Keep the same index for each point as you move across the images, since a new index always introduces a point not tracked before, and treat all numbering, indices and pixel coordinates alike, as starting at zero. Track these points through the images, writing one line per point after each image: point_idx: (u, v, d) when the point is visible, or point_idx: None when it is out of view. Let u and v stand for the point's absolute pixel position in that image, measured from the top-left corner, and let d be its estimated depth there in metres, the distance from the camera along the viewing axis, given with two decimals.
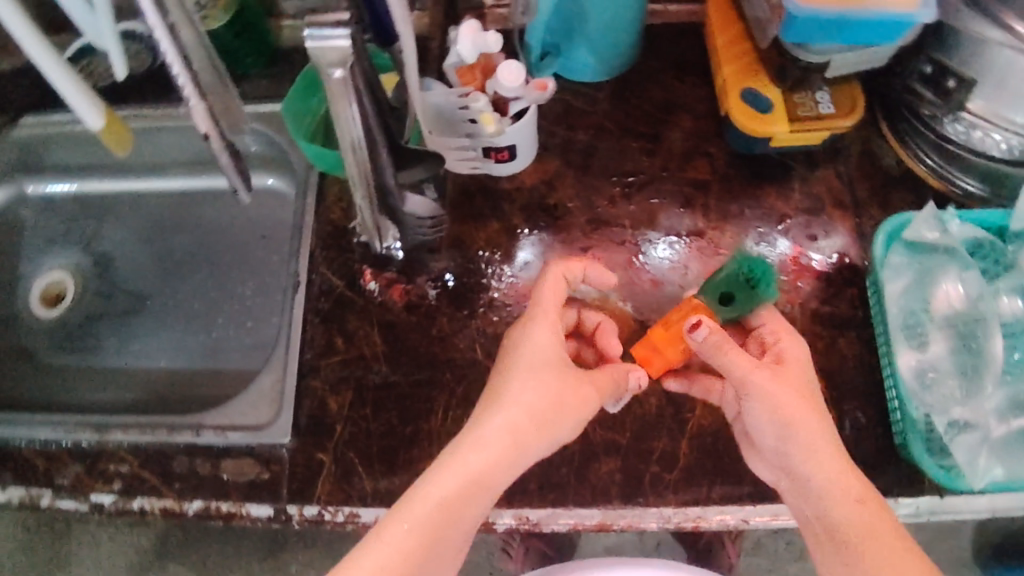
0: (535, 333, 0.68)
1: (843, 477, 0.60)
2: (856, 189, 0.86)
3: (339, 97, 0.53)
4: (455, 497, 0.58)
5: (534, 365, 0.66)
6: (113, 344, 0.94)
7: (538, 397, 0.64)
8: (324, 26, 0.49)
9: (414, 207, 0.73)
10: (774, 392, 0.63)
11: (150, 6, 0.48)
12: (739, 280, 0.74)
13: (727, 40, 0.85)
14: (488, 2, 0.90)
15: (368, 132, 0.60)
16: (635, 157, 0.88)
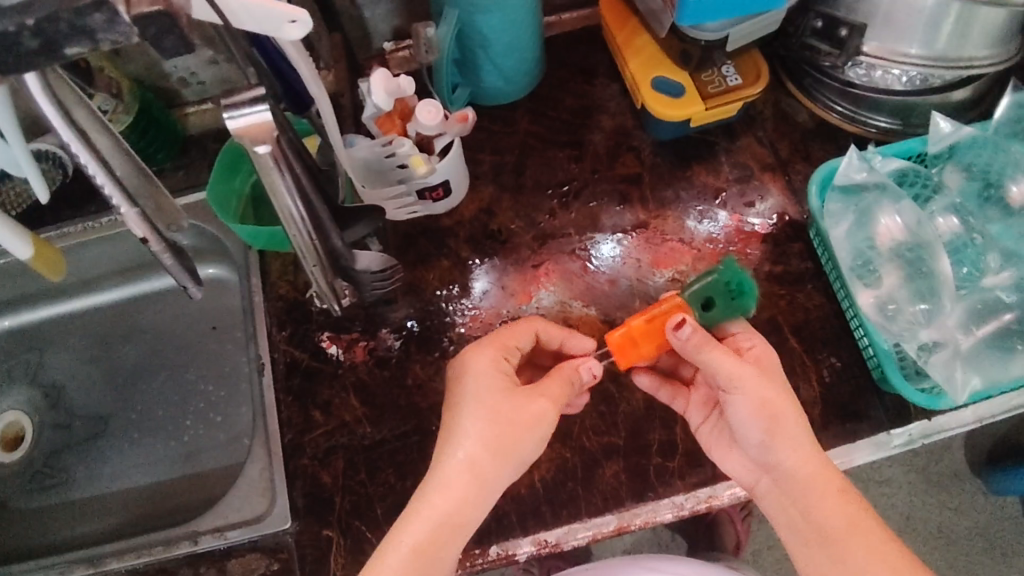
0: (479, 358, 0.65)
1: (823, 469, 0.63)
2: (778, 149, 0.89)
3: (271, 174, 0.51)
4: (423, 548, 0.57)
5: (480, 395, 0.63)
6: (85, 473, 0.90)
7: (488, 422, 0.61)
8: (242, 104, 0.47)
9: (366, 263, 0.71)
10: (742, 374, 0.64)
11: (63, 122, 0.46)
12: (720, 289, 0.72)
13: (627, 35, 0.86)
14: (386, 47, 0.90)
15: (309, 207, 0.58)
16: (565, 166, 0.89)
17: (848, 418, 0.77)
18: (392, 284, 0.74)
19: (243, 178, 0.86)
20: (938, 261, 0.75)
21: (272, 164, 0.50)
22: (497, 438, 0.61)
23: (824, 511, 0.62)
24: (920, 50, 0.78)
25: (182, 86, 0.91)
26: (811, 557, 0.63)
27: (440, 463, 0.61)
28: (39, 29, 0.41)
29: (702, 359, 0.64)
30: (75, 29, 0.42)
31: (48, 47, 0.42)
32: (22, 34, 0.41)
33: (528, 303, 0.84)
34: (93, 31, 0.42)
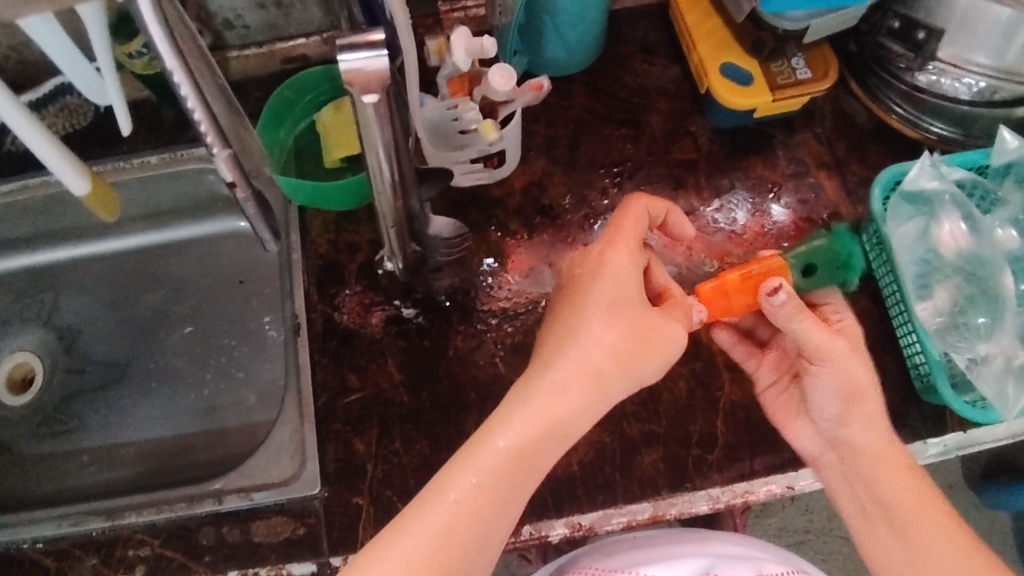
0: (614, 261, 0.62)
1: (894, 445, 0.64)
2: (835, 148, 0.88)
3: (371, 125, 0.49)
4: (528, 451, 0.57)
5: (611, 302, 0.60)
6: (98, 422, 0.87)
7: (620, 333, 0.60)
8: (360, 47, 0.44)
9: (438, 228, 0.78)
10: (847, 365, 0.63)
11: (171, 51, 0.48)
12: (829, 257, 0.83)
13: (697, 18, 0.84)
14: (444, 7, 0.87)
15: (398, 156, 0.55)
16: (619, 146, 0.87)
17: (891, 423, 0.77)
18: (456, 252, 0.81)
19: (287, 129, 0.83)
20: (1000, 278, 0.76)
21: (375, 114, 0.48)
22: (616, 348, 0.59)
23: (891, 487, 0.63)
24: (988, 61, 0.77)
25: (229, 27, 0.87)
26: (871, 532, 0.65)
27: (544, 363, 0.59)
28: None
29: (791, 329, 0.62)
30: None
31: None
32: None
33: None
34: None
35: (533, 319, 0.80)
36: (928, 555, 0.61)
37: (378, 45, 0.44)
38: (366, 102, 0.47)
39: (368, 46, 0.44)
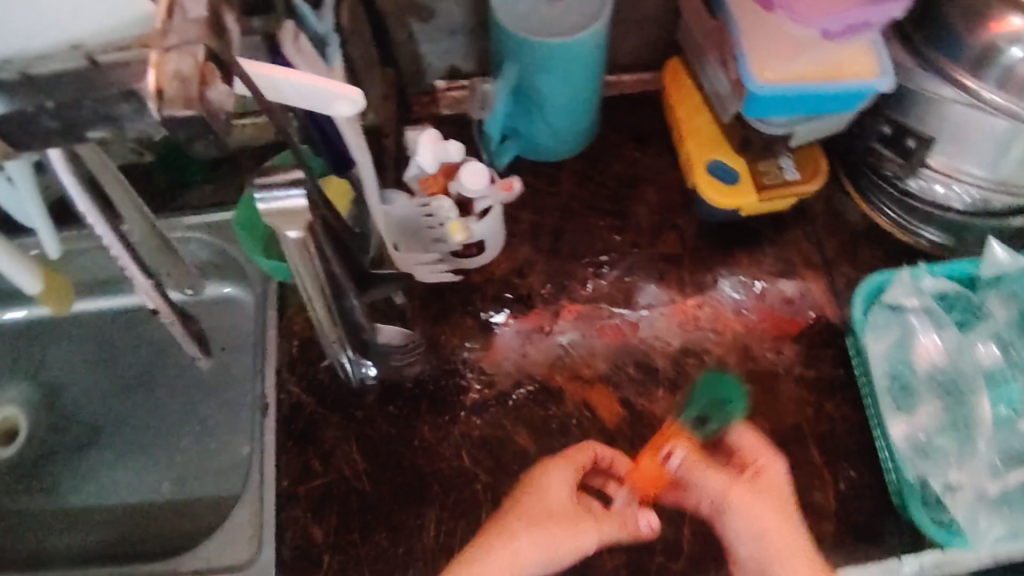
0: (556, 478, 0.68)
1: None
2: (825, 248, 0.86)
3: (294, 255, 0.56)
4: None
5: (538, 516, 0.65)
6: (72, 483, 0.85)
7: (544, 537, 0.64)
8: (274, 185, 0.51)
9: (387, 336, 0.79)
10: (756, 511, 0.66)
11: (79, 192, 0.57)
12: (711, 404, 0.75)
13: (686, 110, 0.83)
14: (440, 86, 0.87)
15: (327, 261, 0.60)
16: (604, 236, 0.86)
17: (866, 540, 0.74)
18: (415, 355, 0.81)
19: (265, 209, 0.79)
20: (977, 399, 0.73)
21: (296, 245, 0.54)
22: (546, 549, 0.64)
23: None
24: (983, 171, 0.76)
25: None
26: None
27: (472, 554, 0.64)
28: (63, 111, 0.42)
29: (700, 484, 0.69)
30: None
31: (69, 127, 0.43)
32: (42, 114, 0.42)
33: (548, 372, 0.81)
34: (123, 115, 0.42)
35: (502, 414, 0.80)
36: None
37: (294, 184, 0.51)
38: (289, 237, 0.53)
39: (282, 184, 0.51)
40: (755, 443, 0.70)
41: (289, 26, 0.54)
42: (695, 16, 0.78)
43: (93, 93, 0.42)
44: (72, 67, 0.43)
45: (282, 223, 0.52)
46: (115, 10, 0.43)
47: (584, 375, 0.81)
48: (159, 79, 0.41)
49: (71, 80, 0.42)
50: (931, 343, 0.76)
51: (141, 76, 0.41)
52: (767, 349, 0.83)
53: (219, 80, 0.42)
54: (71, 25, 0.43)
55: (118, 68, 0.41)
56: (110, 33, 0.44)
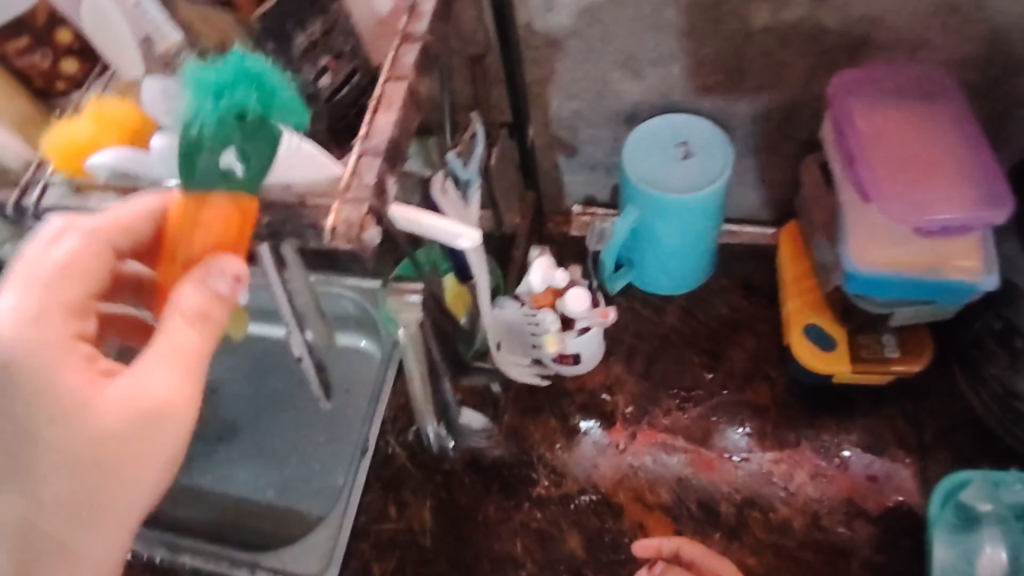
0: None
1: None
2: (922, 431, 0.86)
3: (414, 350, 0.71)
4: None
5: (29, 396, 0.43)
6: (204, 466, 1.02)
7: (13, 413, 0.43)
8: (400, 289, 0.66)
9: (468, 420, 0.89)
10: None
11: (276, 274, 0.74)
12: None
13: (797, 273, 0.88)
14: (576, 209, 1.04)
15: (429, 356, 0.73)
16: (696, 372, 0.93)
17: None
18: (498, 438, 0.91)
19: None
20: None
21: (418, 343, 0.70)
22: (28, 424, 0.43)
23: None
24: None
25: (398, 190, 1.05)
26: None
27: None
28: (271, 225, 0.55)
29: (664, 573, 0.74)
30: (291, 228, 0.55)
31: (274, 233, 0.56)
32: (259, 224, 0.55)
33: (614, 480, 0.89)
34: (307, 237, 0.55)
35: (563, 513, 0.87)
36: None
37: (412, 289, 0.66)
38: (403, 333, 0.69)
39: (405, 289, 0.66)
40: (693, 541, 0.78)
41: (440, 177, 0.69)
42: (812, 184, 0.84)
43: (293, 220, 0.55)
44: (280, 198, 0.55)
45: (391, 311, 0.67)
46: (320, 168, 0.54)
47: (646, 497, 0.87)
48: (335, 220, 0.53)
49: (279, 209, 0.55)
50: (996, 556, 0.73)
51: (324, 214, 0.54)
52: (837, 522, 0.83)
53: (374, 222, 0.54)
54: (288, 173, 0.54)
55: (311, 207, 0.54)
56: (313, 182, 0.55)
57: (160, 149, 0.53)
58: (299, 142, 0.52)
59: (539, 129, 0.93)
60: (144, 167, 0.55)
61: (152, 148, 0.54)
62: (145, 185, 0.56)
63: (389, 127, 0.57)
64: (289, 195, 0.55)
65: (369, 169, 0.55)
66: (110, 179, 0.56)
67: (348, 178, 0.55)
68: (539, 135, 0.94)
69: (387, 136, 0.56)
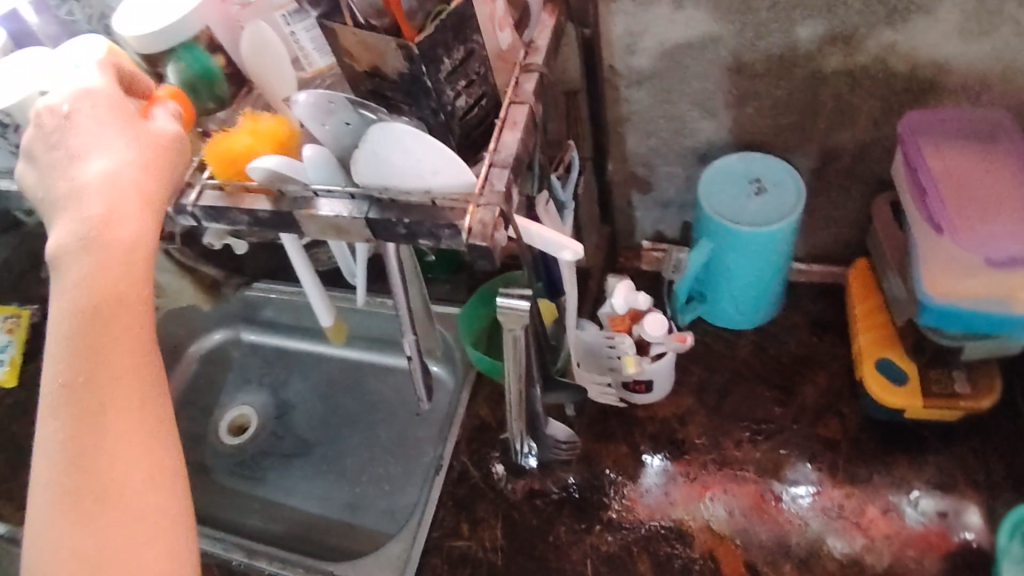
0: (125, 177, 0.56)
1: None
2: (994, 471, 0.87)
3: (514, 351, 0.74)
4: (97, 297, 0.52)
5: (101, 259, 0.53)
6: (277, 480, 1.07)
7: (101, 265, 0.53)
8: (510, 296, 0.70)
9: (554, 431, 0.91)
10: None
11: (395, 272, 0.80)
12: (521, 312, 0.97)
13: (866, 310, 0.92)
14: (647, 245, 1.09)
15: (528, 356, 0.77)
16: (767, 406, 0.96)
17: None
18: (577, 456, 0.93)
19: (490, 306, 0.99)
20: None
21: (519, 344, 0.73)
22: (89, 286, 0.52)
23: None
24: None
25: None
26: None
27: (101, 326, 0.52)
28: (411, 224, 0.59)
29: None
30: (429, 230, 0.59)
31: (410, 235, 0.60)
32: (398, 224, 0.59)
33: (684, 507, 0.90)
34: (441, 237, 0.58)
35: (633, 537, 0.89)
36: None
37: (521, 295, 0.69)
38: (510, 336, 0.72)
39: (515, 297, 0.70)
40: None
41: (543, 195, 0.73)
42: (883, 223, 0.89)
43: (430, 220, 0.58)
44: (421, 202, 0.59)
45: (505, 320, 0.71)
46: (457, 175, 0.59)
47: (716, 526, 0.89)
48: (471, 221, 0.58)
49: (420, 211, 0.59)
50: None
51: (460, 216, 0.58)
52: (910, 557, 0.83)
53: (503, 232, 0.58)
54: (430, 178, 0.59)
55: (445, 209, 0.59)
56: (449, 188, 0.59)
57: (313, 158, 0.60)
58: (441, 148, 0.58)
59: (617, 165, 0.99)
60: (299, 173, 0.62)
61: (306, 158, 0.60)
62: (297, 190, 0.62)
63: (514, 144, 0.63)
64: (429, 199, 0.59)
65: (499, 179, 0.60)
66: (264, 181, 0.62)
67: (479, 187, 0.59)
68: (616, 172, 1.00)
69: (516, 150, 0.63)
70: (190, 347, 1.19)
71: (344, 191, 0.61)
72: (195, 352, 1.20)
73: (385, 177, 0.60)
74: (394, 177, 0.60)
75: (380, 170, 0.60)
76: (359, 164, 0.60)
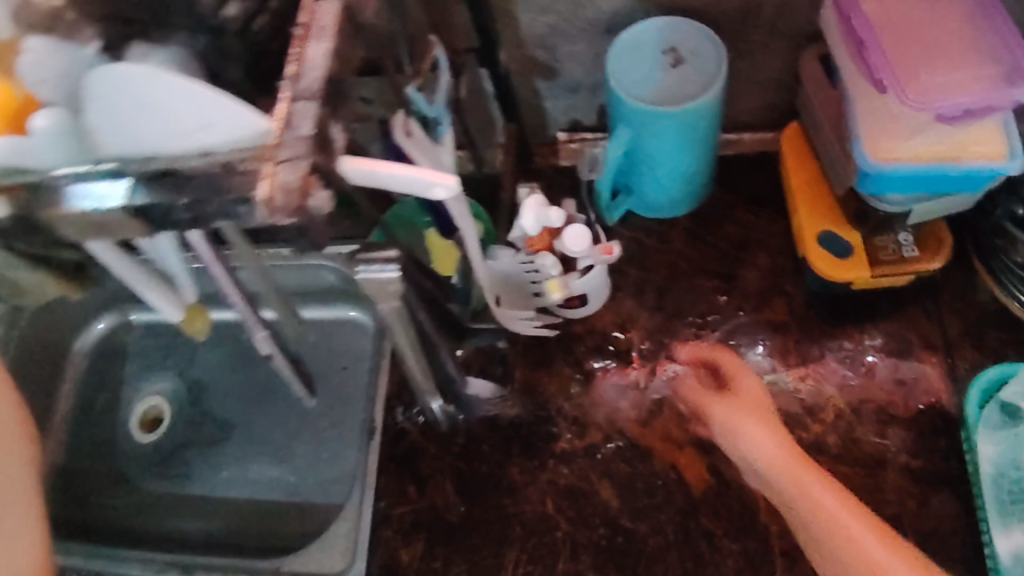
0: None
1: (839, 483, 0.61)
2: (946, 328, 0.84)
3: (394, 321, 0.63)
4: None
5: None
6: (206, 472, 0.96)
7: None
8: (373, 262, 0.58)
9: (476, 390, 0.85)
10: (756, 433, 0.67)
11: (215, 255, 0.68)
12: None
13: (802, 178, 0.84)
14: (561, 137, 0.96)
15: (416, 320, 0.65)
16: (710, 297, 0.89)
17: None
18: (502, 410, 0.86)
19: None
20: None
21: (396, 315, 0.62)
22: None
23: (818, 492, 0.60)
24: None
25: None
26: (808, 505, 0.61)
27: None
28: (193, 206, 0.44)
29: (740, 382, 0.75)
30: (223, 211, 0.44)
31: (199, 218, 0.45)
32: (175, 208, 0.44)
33: (639, 423, 0.84)
34: (238, 216, 0.44)
35: (589, 466, 0.83)
36: (822, 521, 0.59)
37: (387, 260, 0.58)
38: (384, 307, 0.61)
39: (379, 262, 0.58)
40: (735, 363, 0.76)
41: (400, 116, 0.57)
42: (814, 79, 0.80)
43: (217, 194, 0.44)
44: (199, 169, 0.44)
45: (373, 290, 0.59)
46: (242, 122, 0.44)
47: (675, 437, 0.83)
48: (268, 190, 0.42)
49: (199, 183, 0.44)
50: None
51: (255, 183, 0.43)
52: (874, 433, 0.80)
53: (317, 188, 0.43)
54: (202, 134, 0.45)
55: (237, 173, 0.43)
56: (234, 142, 0.44)
57: (46, 128, 0.46)
58: (205, 90, 0.45)
59: (511, 52, 0.85)
60: (30, 156, 0.47)
61: (37, 129, 0.46)
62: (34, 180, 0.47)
63: (322, 62, 0.47)
64: (207, 161, 0.45)
65: (303, 118, 0.45)
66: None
67: (278, 133, 0.44)
68: (512, 60, 0.86)
69: (320, 77, 0.46)
70: (76, 343, 1.02)
71: (92, 169, 0.46)
72: (82, 348, 1.03)
73: (142, 142, 0.46)
74: (154, 137, 0.46)
75: (136, 132, 0.46)
76: (105, 127, 0.46)
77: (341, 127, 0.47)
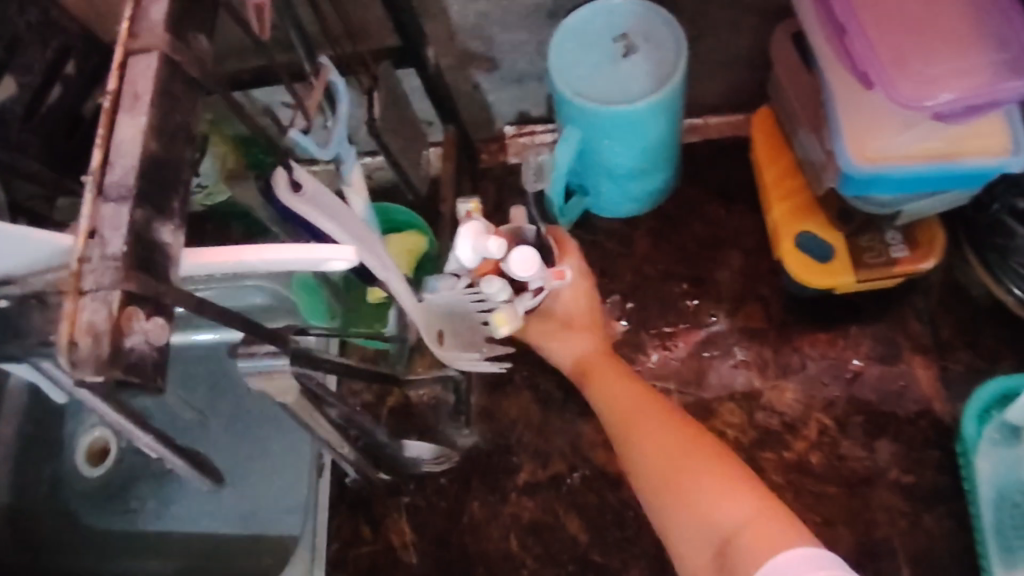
0: None
1: (682, 422, 0.60)
2: (938, 329, 0.77)
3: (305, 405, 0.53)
4: None
5: None
6: (157, 506, 0.87)
7: None
8: (254, 357, 0.46)
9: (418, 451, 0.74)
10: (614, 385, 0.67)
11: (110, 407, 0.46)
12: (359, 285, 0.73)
13: (778, 172, 0.75)
14: (509, 132, 0.88)
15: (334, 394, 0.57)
16: (680, 303, 0.81)
17: None
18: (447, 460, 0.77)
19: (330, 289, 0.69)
20: None
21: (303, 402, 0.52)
22: None
23: (654, 431, 0.60)
24: None
25: None
26: (643, 448, 0.60)
27: None
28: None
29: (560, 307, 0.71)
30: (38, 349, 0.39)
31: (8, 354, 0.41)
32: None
33: (606, 446, 0.78)
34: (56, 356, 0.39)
35: (554, 497, 0.77)
36: (655, 455, 0.59)
37: (273, 355, 0.46)
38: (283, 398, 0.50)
39: (260, 357, 0.46)
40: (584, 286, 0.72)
41: (280, 172, 0.50)
42: (786, 63, 0.71)
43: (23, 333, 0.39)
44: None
45: (270, 387, 0.49)
46: (34, 249, 0.39)
47: None
48: (72, 333, 0.36)
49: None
50: None
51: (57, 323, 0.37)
52: (860, 448, 0.74)
53: (144, 314, 0.37)
54: None
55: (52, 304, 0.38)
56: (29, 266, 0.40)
57: None
58: None
59: (440, 45, 0.75)
60: None
61: None
62: None
63: (136, 145, 0.39)
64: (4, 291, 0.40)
65: (114, 227, 0.37)
66: None
67: (86, 249, 0.37)
68: (443, 53, 0.76)
69: (134, 167, 0.39)
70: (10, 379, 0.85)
71: None
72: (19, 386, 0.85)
73: None
74: None
75: None
76: None
77: (172, 225, 0.40)
